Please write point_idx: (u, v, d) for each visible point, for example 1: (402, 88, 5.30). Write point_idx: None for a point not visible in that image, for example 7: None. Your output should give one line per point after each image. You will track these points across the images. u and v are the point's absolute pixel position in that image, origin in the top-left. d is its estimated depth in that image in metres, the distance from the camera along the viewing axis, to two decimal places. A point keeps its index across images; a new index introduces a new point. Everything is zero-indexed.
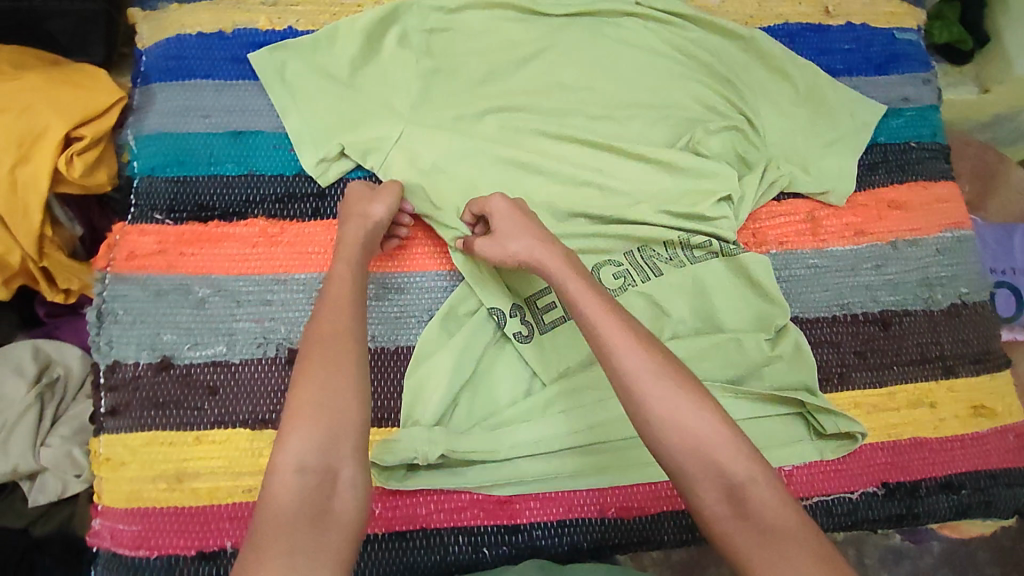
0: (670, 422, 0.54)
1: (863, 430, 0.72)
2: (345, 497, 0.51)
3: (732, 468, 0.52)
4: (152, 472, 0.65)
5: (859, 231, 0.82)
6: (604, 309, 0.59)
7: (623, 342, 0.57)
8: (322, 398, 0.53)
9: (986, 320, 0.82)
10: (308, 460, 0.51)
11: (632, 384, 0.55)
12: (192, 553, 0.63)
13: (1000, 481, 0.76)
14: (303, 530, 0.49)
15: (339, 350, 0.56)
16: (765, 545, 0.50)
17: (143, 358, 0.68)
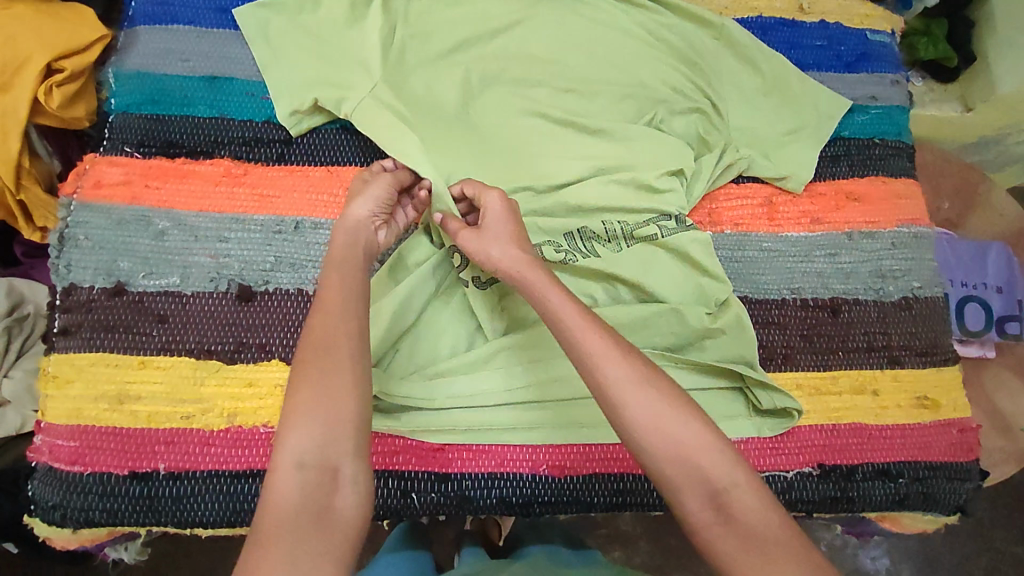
0: (655, 442, 0.52)
1: (800, 407, 0.73)
2: (348, 493, 0.50)
3: (722, 483, 0.50)
4: (94, 391, 0.66)
5: (816, 219, 0.84)
6: (585, 321, 0.57)
7: (603, 360, 0.55)
8: (322, 391, 0.52)
9: (938, 316, 0.82)
10: (308, 456, 0.50)
11: (617, 403, 0.53)
12: (124, 473, 0.64)
13: (939, 474, 0.76)
14: (305, 531, 0.47)
15: (334, 346, 0.54)
16: (752, 560, 0.47)
17: (99, 283, 0.69)
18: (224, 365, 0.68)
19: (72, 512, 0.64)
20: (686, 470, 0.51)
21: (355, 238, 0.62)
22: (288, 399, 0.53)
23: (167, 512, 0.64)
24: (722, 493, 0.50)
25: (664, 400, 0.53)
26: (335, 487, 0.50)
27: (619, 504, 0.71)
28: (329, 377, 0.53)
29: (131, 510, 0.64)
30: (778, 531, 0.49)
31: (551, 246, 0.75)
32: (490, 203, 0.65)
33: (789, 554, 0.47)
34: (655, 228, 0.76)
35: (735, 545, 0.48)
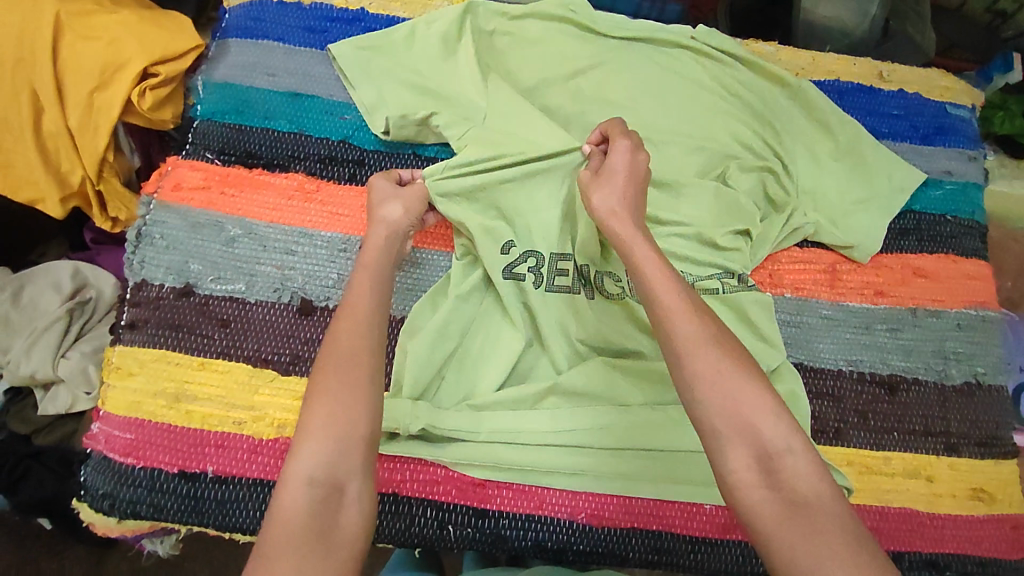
0: (713, 394, 0.51)
1: (849, 484, 0.71)
2: (352, 512, 0.50)
3: (774, 448, 0.50)
4: (154, 387, 0.68)
5: (879, 291, 0.82)
6: (664, 277, 0.58)
7: (676, 315, 0.55)
8: (337, 404, 0.53)
9: (1000, 404, 0.80)
10: (318, 471, 0.50)
11: (682, 349, 0.54)
12: (173, 471, 0.65)
13: (987, 570, 0.73)
14: (307, 545, 0.47)
15: (353, 369, 0.55)
16: (794, 527, 0.46)
17: (169, 282, 0.72)
18: (279, 375, 0.69)
19: (119, 502, 0.65)
20: (738, 426, 0.50)
21: (388, 242, 0.66)
22: (301, 414, 0.53)
23: (210, 515, 0.65)
24: (771, 457, 0.49)
25: (730, 361, 0.53)
26: (340, 505, 0.50)
27: (653, 562, 0.69)
28: (346, 392, 0.54)
29: (177, 508, 0.65)
30: (827, 499, 0.48)
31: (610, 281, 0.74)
32: (619, 149, 0.69)
33: (836, 530, 0.46)
34: (713, 284, 0.76)
35: (777, 510, 0.47)
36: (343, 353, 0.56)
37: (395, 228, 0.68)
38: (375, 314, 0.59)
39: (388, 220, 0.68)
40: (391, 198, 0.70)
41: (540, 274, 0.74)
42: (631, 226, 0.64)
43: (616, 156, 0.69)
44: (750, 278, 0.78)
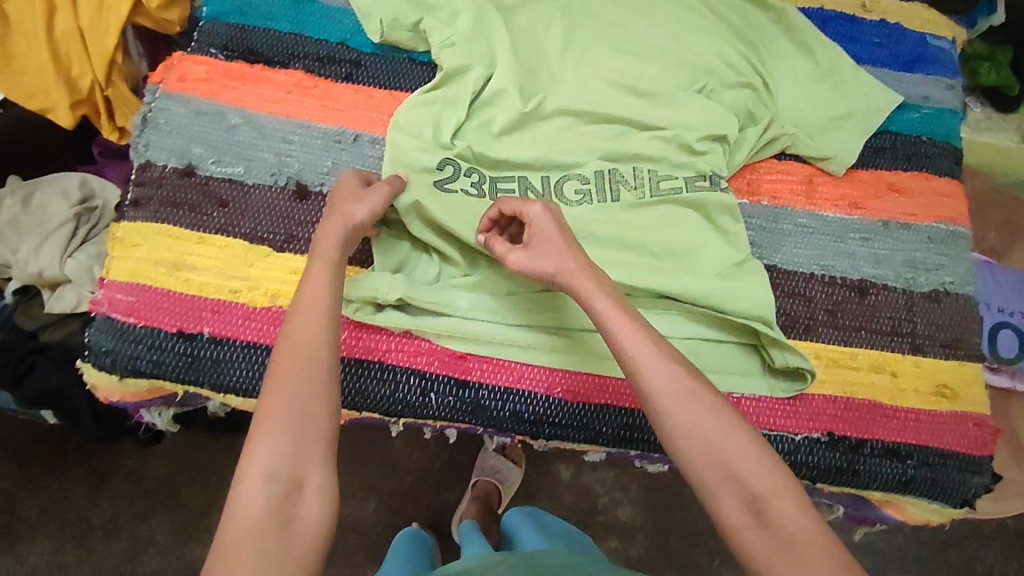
0: (690, 448, 0.55)
1: (813, 369, 0.74)
2: (311, 503, 0.53)
3: (760, 491, 0.53)
4: (155, 257, 0.71)
5: (853, 203, 0.85)
6: (641, 329, 0.60)
7: (648, 367, 0.58)
8: (287, 404, 0.55)
9: (966, 312, 0.82)
10: (274, 469, 0.53)
11: (660, 400, 0.57)
12: (172, 332, 0.69)
13: (948, 463, 0.76)
14: (269, 539, 0.51)
15: (309, 370, 0.57)
16: (785, 559, 0.50)
17: (171, 163, 0.75)
18: (273, 252, 0.73)
19: (120, 359, 0.69)
20: (721, 471, 0.54)
21: (347, 238, 0.65)
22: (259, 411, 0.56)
23: (205, 373, 0.69)
24: (760, 498, 0.52)
25: (706, 409, 0.56)
26: (300, 498, 0.53)
27: (624, 438, 0.73)
28: (301, 395, 0.56)
29: (174, 366, 0.68)
30: (815, 533, 0.51)
31: (574, 184, 0.79)
32: (535, 217, 0.67)
33: (824, 557, 0.49)
34: (674, 185, 0.79)
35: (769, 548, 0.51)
36: (296, 351, 0.58)
37: (355, 229, 0.66)
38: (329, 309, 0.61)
39: (349, 216, 0.66)
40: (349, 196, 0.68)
41: (485, 183, 0.77)
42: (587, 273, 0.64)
43: (541, 227, 0.67)
44: (724, 181, 0.81)
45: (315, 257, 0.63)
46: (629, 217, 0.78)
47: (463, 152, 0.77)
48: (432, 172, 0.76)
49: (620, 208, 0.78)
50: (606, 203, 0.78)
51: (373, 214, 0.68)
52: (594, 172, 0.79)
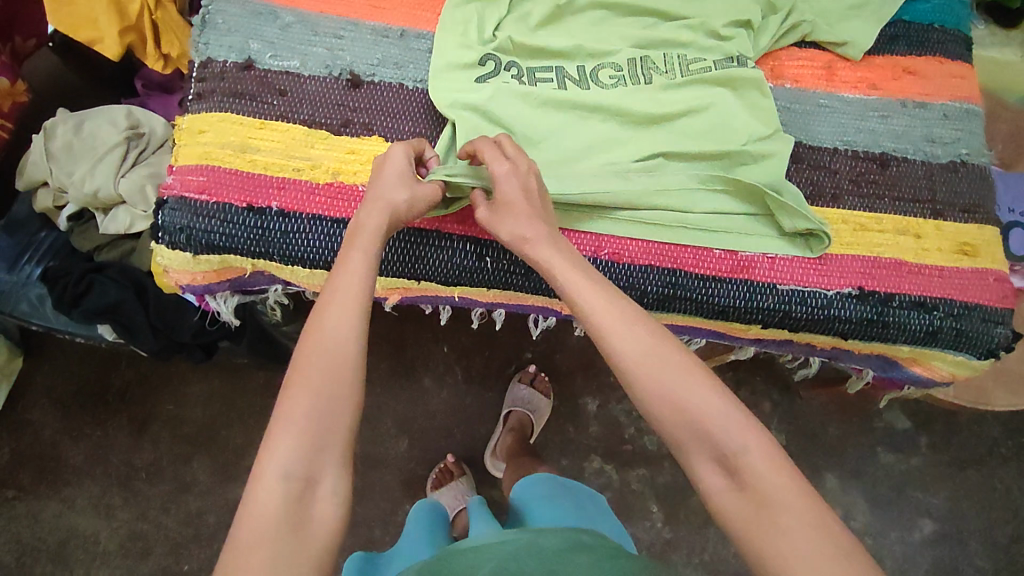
0: (663, 414, 0.58)
1: (824, 228, 0.77)
2: (324, 505, 0.56)
3: (731, 451, 0.56)
4: (222, 141, 0.76)
5: (872, 85, 0.90)
6: (602, 294, 0.63)
7: (613, 334, 0.61)
8: (313, 407, 0.57)
9: (982, 179, 0.87)
10: (292, 471, 0.56)
11: (627, 365, 0.59)
12: (242, 207, 0.73)
13: (973, 314, 0.80)
14: (285, 536, 0.54)
15: (331, 370, 0.59)
16: (762, 525, 0.53)
17: (231, 59, 0.80)
18: (331, 135, 0.77)
19: (194, 234, 0.73)
20: (695, 435, 0.57)
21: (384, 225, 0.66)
22: (280, 407, 0.58)
23: (274, 244, 0.74)
24: (730, 455, 0.56)
25: (672, 374, 0.58)
26: (314, 498, 0.56)
27: (668, 296, 0.78)
28: (324, 397, 0.58)
29: (245, 238, 0.73)
30: (786, 492, 0.54)
31: (608, 70, 0.82)
32: (498, 171, 0.68)
33: (796, 517, 0.53)
34: (704, 65, 0.83)
35: (742, 510, 0.54)
36: (328, 352, 0.59)
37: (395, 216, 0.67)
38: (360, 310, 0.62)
39: (390, 203, 0.66)
40: (395, 187, 0.68)
41: (524, 75, 0.81)
42: (552, 244, 0.67)
43: (501, 179, 0.68)
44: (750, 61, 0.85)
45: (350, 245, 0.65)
46: (663, 96, 0.81)
47: (505, 44, 0.81)
48: (473, 68, 0.80)
49: (654, 89, 0.82)
50: (641, 85, 0.82)
51: (415, 203, 0.68)
52: (627, 60, 0.83)
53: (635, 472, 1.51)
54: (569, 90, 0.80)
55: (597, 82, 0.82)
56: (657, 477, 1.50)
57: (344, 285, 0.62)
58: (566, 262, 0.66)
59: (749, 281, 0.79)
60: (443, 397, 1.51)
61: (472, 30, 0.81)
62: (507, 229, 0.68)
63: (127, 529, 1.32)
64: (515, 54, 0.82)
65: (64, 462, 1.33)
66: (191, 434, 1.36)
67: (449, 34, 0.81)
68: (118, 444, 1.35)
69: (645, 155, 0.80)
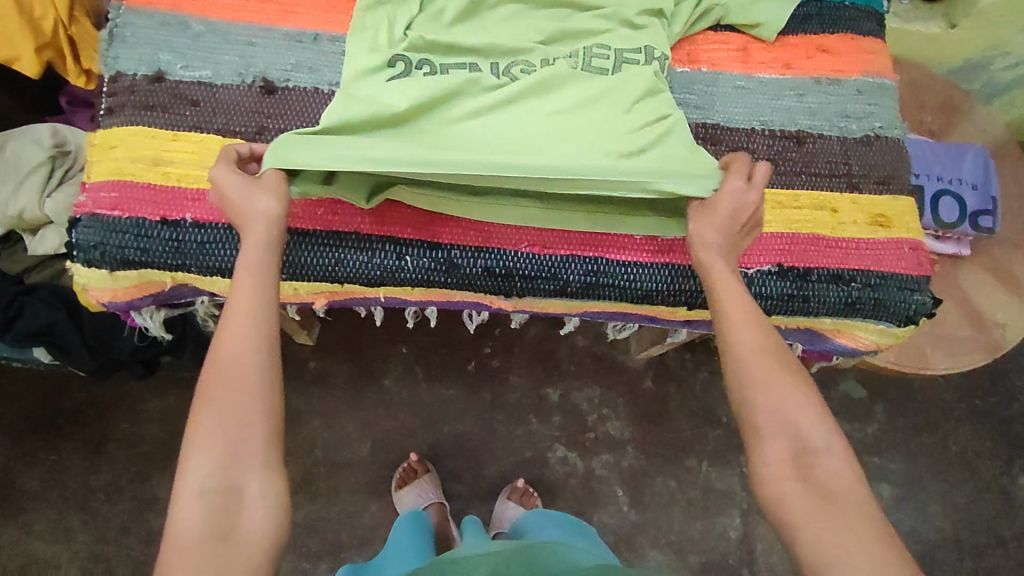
0: (764, 405, 0.65)
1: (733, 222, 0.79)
2: (251, 511, 0.60)
3: (814, 449, 0.63)
4: (135, 156, 0.75)
5: (787, 65, 0.91)
6: (735, 294, 0.70)
7: (736, 327, 0.68)
8: (222, 423, 0.60)
9: (896, 152, 0.89)
10: (207, 485, 0.59)
11: (742, 355, 0.67)
12: (157, 221, 0.73)
13: (889, 283, 0.83)
14: (211, 545, 0.58)
15: (235, 386, 0.61)
16: (825, 515, 0.60)
17: (141, 71, 0.78)
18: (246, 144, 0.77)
19: (109, 251, 0.72)
20: (783, 429, 0.64)
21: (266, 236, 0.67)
22: (191, 426, 0.61)
23: (192, 256, 0.73)
24: (811, 454, 0.63)
25: (782, 373, 0.65)
26: (241, 507, 0.59)
27: (591, 284, 0.80)
28: (230, 412, 0.61)
29: (162, 251, 0.73)
30: (852, 492, 0.61)
31: (520, 66, 0.81)
32: (730, 186, 0.74)
33: (855, 512, 0.60)
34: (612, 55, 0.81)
35: (807, 501, 0.61)
36: (224, 370, 0.62)
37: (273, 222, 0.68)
38: (258, 324, 0.64)
39: (258, 211, 0.67)
40: (254, 196, 0.68)
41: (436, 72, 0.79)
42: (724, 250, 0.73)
43: (727, 189, 0.74)
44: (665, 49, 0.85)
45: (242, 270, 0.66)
46: (573, 84, 0.78)
47: (415, 42, 0.80)
48: (381, 70, 0.78)
49: (566, 76, 0.78)
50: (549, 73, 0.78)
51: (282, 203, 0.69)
52: (541, 58, 0.82)
53: (599, 458, 1.50)
54: (477, 80, 0.78)
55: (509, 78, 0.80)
56: (622, 461, 1.50)
57: (239, 302, 0.64)
58: (722, 262, 0.72)
59: (670, 265, 0.80)
60: (404, 395, 1.49)
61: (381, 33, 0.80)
62: (709, 233, 0.73)
63: (88, 551, 1.30)
64: (426, 52, 0.81)
65: (19, 488, 1.31)
66: (148, 452, 1.34)
67: (356, 39, 0.80)
68: (74, 467, 1.33)
69: (551, 134, 0.75)
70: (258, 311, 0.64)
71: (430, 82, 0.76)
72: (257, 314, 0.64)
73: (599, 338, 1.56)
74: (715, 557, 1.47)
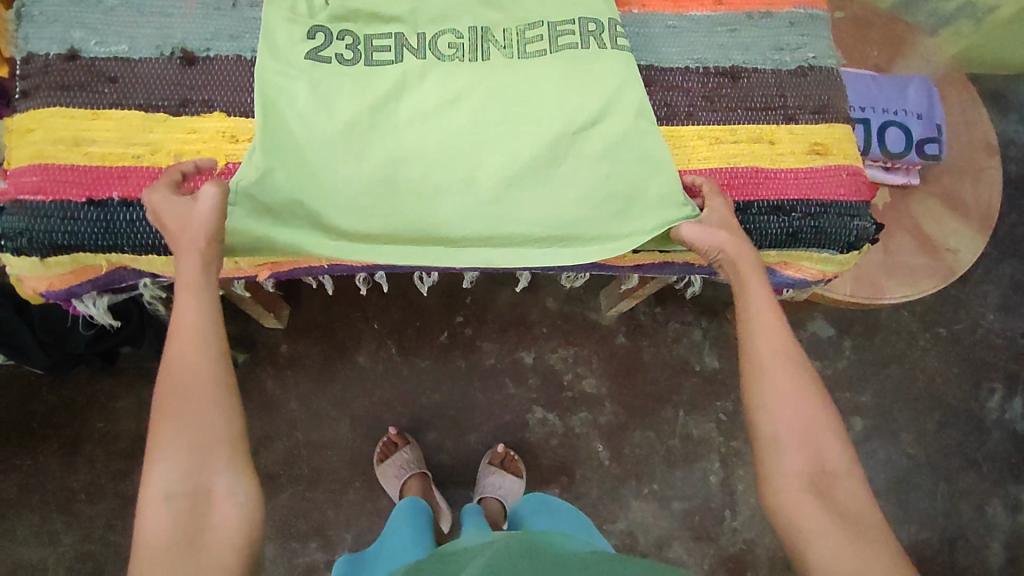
0: (783, 412, 0.65)
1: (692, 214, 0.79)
2: (223, 511, 0.57)
3: (830, 467, 0.64)
4: (54, 138, 0.73)
5: (718, 0, 0.90)
6: (768, 309, 0.70)
7: (762, 337, 0.69)
8: (187, 431, 0.58)
9: (831, 81, 0.89)
10: (174, 489, 0.57)
11: (763, 362, 0.68)
12: (82, 202, 0.72)
13: (830, 211, 0.84)
14: (179, 551, 0.56)
15: (199, 395, 0.60)
16: (843, 533, 0.60)
17: (54, 50, 0.76)
18: (170, 117, 0.75)
19: (36, 237, 0.71)
20: (804, 441, 0.64)
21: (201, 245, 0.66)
22: (152, 435, 0.59)
23: (123, 235, 0.72)
24: (827, 474, 0.64)
25: (809, 386, 0.66)
26: (210, 508, 0.57)
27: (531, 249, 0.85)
28: (195, 423, 0.59)
29: (92, 232, 0.72)
30: (865, 510, 0.62)
31: (447, 38, 0.80)
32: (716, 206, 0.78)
33: (872, 533, 0.61)
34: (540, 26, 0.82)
35: (830, 515, 0.61)
36: (184, 380, 0.60)
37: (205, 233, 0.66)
38: (204, 332, 0.62)
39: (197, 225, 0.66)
40: (192, 206, 0.67)
41: (359, 45, 0.79)
42: (746, 260, 0.74)
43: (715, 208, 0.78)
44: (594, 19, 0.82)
45: (184, 284, 0.64)
46: (504, 72, 0.79)
47: (337, 11, 0.79)
48: (304, 42, 0.78)
49: (493, 66, 0.80)
50: (477, 60, 0.79)
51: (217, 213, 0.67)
52: (468, 28, 0.81)
53: (578, 417, 1.51)
54: (404, 67, 0.78)
55: (434, 52, 0.80)
56: (600, 418, 1.51)
57: (192, 314, 0.63)
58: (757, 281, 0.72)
59: None
60: (379, 372, 1.49)
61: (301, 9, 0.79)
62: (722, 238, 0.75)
63: (74, 552, 1.29)
64: (350, 21, 0.80)
65: None
66: (125, 448, 1.33)
67: (272, 18, 0.78)
68: (52, 470, 1.31)
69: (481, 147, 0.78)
70: (203, 316, 0.63)
71: (366, 85, 0.77)
72: (204, 315, 0.63)
73: (569, 299, 1.56)
74: (698, 503, 1.48)
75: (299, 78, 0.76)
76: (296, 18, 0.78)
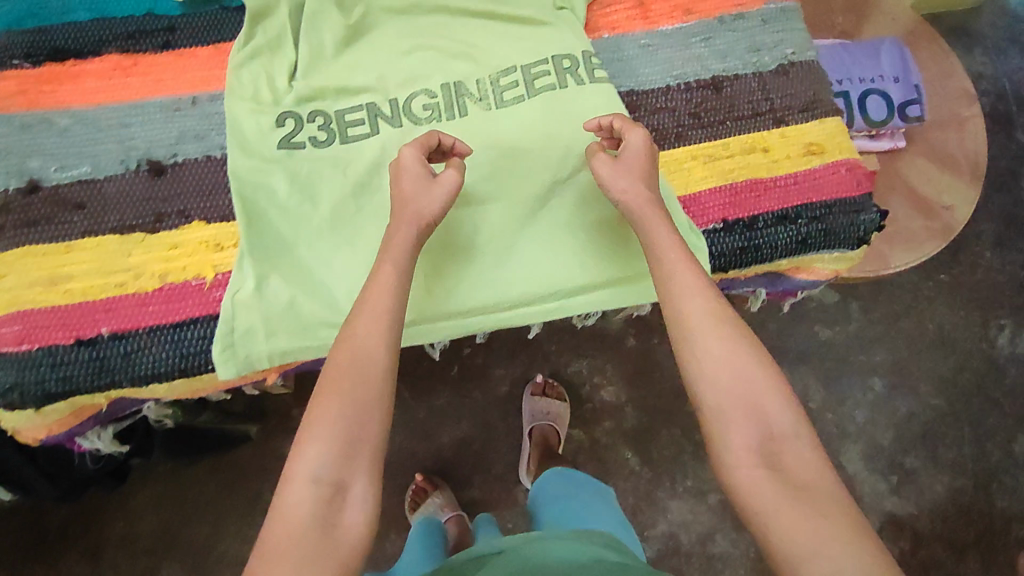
0: (721, 374, 0.60)
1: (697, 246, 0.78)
2: (354, 512, 0.54)
3: (777, 434, 0.58)
4: (29, 280, 0.69)
5: (687, 10, 0.87)
6: (686, 257, 0.65)
7: (687, 294, 0.63)
8: (348, 411, 0.56)
9: (814, 74, 0.87)
10: (321, 472, 0.54)
11: (690, 328, 0.61)
12: (70, 342, 0.68)
13: (834, 211, 0.81)
14: (314, 540, 0.52)
15: (360, 379, 0.57)
16: (794, 507, 0.54)
17: (13, 184, 0.72)
18: (147, 235, 0.71)
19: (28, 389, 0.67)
20: (744, 409, 0.59)
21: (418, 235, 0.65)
22: (308, 411, 0.57)
23: (119, 370, 0.68)
24: (775, 441, 0.58)
25: (746, 342, 0.61)
26: (343, 506, 0.54)
27: None
28: (351, 402, 0.56)
29: (85, 373, 0.68)
30: (821, 478, 0.56)
31: (422, 99, 0.77)
32: (633, 137, 0.70)
33: (831, 506, 0.54)
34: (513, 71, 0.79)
35: (779, 489, 0.55)
36: (356, 357, 0.58)
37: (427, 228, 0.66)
38: (392, 317, 0.60)
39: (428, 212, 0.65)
40: (427, 191, 0.66)
41: (332, 123, 0.76)
42: (649, 204, 0.67)
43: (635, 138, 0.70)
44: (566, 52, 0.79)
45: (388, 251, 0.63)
46: (485, 127, 0.77)
47: (303, 93, 0.76)
48: (274, 131, 0.75)
49: (473, 120, 0.77)
50: (455, 117, 0.77)
51: (443, 208, 0.66)
52: (440, 84, 0.78)
53: (601, 427, 1.49)
54: (381, 138, 0.75)
55: (409, 116, 0.76)
56: (624, 424, 1.49)
57: (380, 290, 0.61)
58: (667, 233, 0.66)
59: None
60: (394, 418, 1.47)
61: (266, 96, 0.76)
62: (624, 181, 0.68)
63: None
64: (319, 99, 0.77)
65: None
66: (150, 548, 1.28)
67: (236, 110, 0.75)
68: None
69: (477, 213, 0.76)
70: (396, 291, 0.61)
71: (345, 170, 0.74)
72: (393, 294, 0.61)
73: None
74: None
75: (276, 173, 0.73)
76: (263, 107, 0.75)
